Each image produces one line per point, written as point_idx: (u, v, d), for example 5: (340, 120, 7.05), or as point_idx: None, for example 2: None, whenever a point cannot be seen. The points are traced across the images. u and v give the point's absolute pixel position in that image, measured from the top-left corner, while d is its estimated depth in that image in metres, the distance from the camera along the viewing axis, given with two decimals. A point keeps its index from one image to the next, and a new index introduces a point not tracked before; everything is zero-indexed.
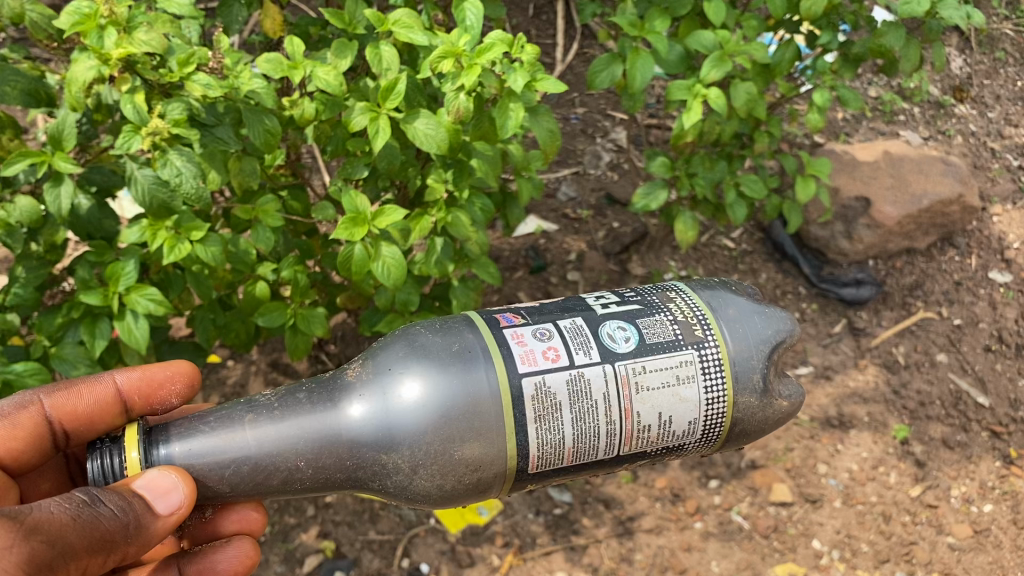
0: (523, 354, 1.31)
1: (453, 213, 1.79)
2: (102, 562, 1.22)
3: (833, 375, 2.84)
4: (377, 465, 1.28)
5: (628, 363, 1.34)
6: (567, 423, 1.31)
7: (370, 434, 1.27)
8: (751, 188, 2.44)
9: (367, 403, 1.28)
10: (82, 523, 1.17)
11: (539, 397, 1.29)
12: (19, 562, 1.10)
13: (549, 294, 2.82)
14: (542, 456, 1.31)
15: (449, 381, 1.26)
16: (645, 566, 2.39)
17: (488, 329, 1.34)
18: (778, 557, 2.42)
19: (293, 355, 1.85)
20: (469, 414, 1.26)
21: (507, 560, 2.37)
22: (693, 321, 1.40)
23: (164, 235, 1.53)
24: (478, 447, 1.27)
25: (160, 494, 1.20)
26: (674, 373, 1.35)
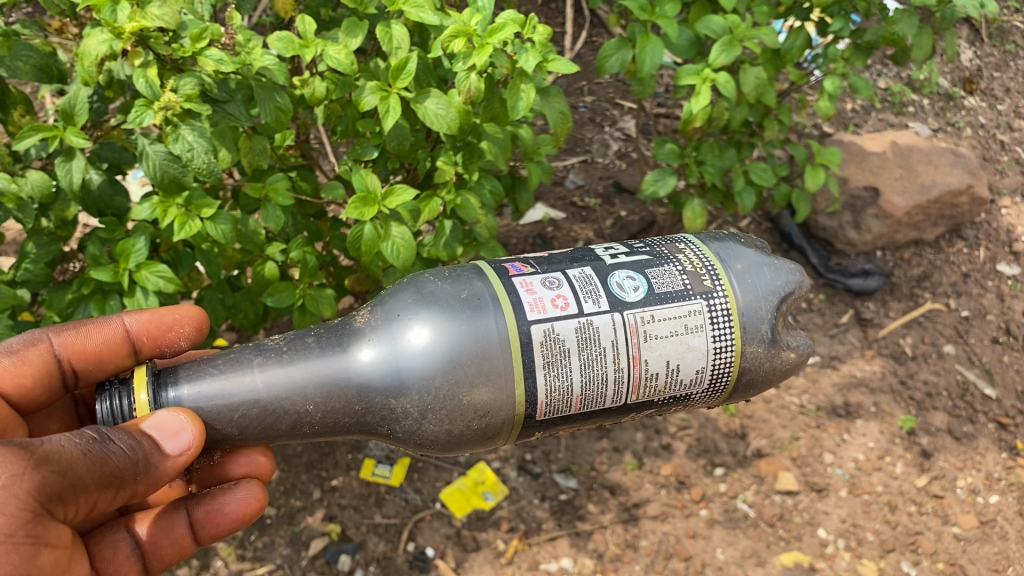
0: (532, 302, 1.36)
1: (462, 195, 1.79)
2: (114, 498, 1.28)
3: (840, 365, 2.83)
4: (387, 409, 1.34)
5: (637, 311, 1.39)
6: (576, 369, 1.36)
7: (380, 378, 1.33)
8: (760, 176, 2.43)
9: (376, 347, 1.34)
10: (92, 458, 1.22)
11: (548, 343, 1.34)
12: (30, 489, 1.18)
13: None
14: (550, 402, 1.36)
15: (458, 327, 1.32)
16: (650, 552, 2.38)
17: (496, 278, 1.39)
18: (783, 545, 2.42)
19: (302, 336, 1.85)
20: (477, 359, 1.31)
21: (512, 544, 2.37)
22: (702, 271, 1.45)
23: (174, 212, 1.53)
24: (486, 392, 1.32)
25: (168, 435, 1.25)
26: (682, 322, 1.40)
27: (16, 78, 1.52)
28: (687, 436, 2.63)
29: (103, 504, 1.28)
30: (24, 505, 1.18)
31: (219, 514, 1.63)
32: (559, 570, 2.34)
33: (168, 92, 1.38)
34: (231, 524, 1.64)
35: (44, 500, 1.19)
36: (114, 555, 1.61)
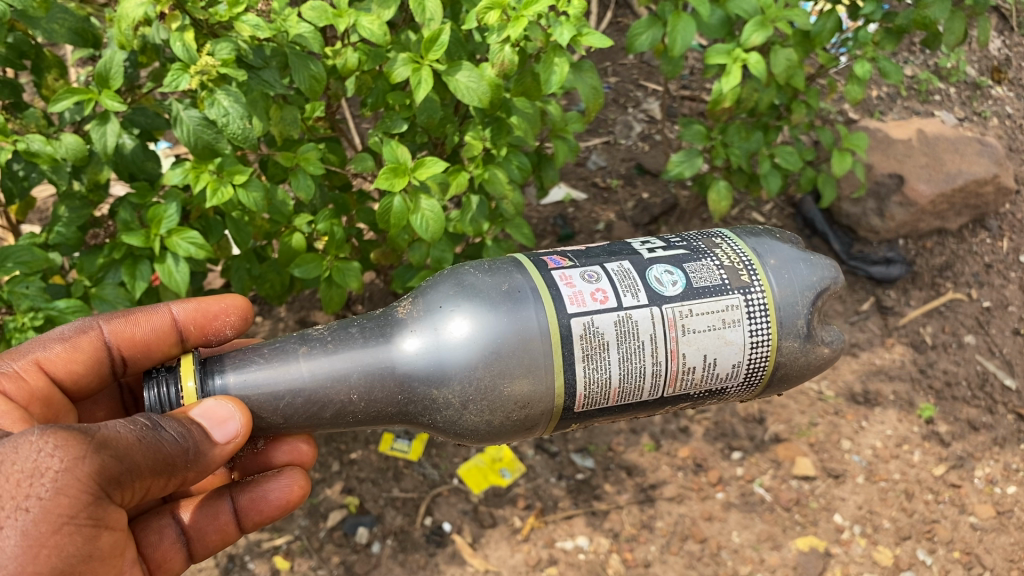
0: (572, 295, 1.37)
1: (490, 170, 1.78)
2: (167, 483, 1.28)
3: (860, 352, 2.83)
4: (429, 399, 1.35)
5: (675, 305, 1.39)
6: (614, 362, 1.37)
7: (422, 368, 1.34)
8: (787, 160, 2.41)
9: (419, 338, 1.35)
10: (147, 445, 1.22)
11: (587, 336, 1.35)
12: (91, 471, 1.18)
13: None
14: (588, 394, 1.37)
15: (499, 319, 1.33)
16: (666, 533, 2.39)
17: (536, 271, 1.40)
18: (799, 530, 2.42)
19: (327, 307, 1.85)
20: (519, 350, 1.32)
21: (528, 522, 2.38)
22: (740, 266, 1.45)
23: (206, 178, 1.54)
24: (527, 384, 1.33)
25: (218, 423, 1.26)
26: (720, 317, 1.40)
27: (53, 42, 1.54)
28: (705, 419, 2.63)
29: (156, 489, 1.27)
30: (86, 487, 1.17)
31: (263, 501, 1.64)
32: (575, 548, 2.35)
33: (205, 57, 1.38)
34: (274, 511, 1.66)
35: (103, 483, 1.19)
36: (160, 541, 1.60)
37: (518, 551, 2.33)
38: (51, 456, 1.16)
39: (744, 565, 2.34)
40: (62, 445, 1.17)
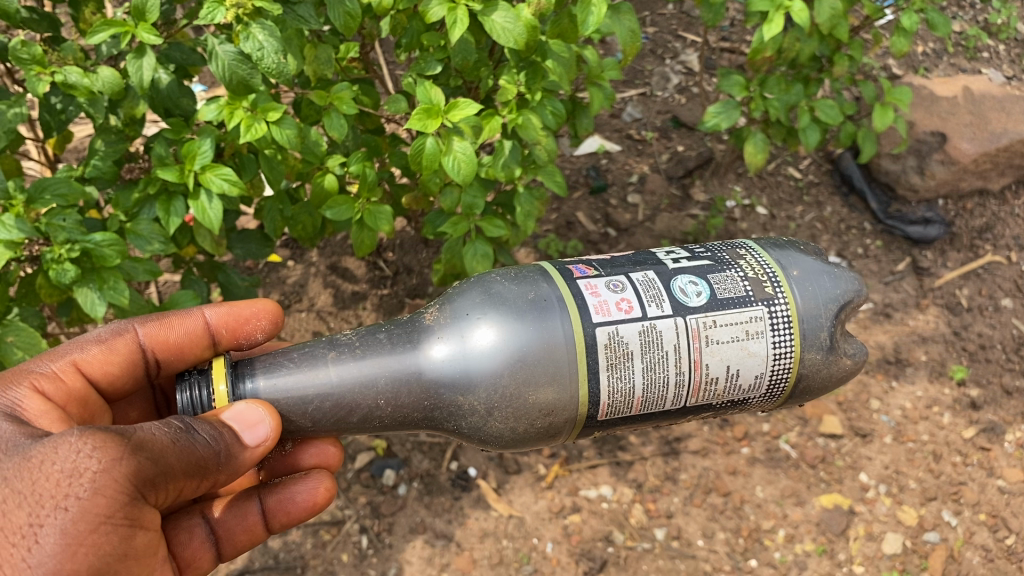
0: (597, 304, 1.38)
1: (524, 114, 1.75)
2: (196, 486, 1.28)
3: (893, 313, 2.79)
4: (454, 405, 1.36)
5: (699, 316, 1.40)
6: (638, 372, 1.37)
7: (449, 375, 1.35)
8: (827, 114, 2.36)
9: (446, 345, 1.35)
10: (180, 448, 1.23)
11: (612, 345, 1.36)
12: (129, 472, 1.18)
13: (607, 215, 2.81)
14: (612, 403, 1.38)
15: (525, 328, 1.33)
16: (689, 486, 2.40)
17: (562, 280, 1.41)
18: (824, 487, 2.42)
19: (359, 251, 1.85)
20: (544, 359, 1.33)
21: (553, 470, 2.40)
22: (764, 278, 1.45)
23: (240, 115, 1.55)
24: (552, 392, 1.34)
25: (247, 427, 1.28)
26: (743, 328, 1.41)
27: None
28: None
29: (186, 493, 1.28)
30: (122, 488, 1.18)
31: (289, 503, 1.66)
32: (598, 497, 2.37)
33: None
34: (302, 513, 1.67)
35: (140, 484, 1.19)
36: (190, 540, 1.61)
37: (542, 498, 2.36)
38: (89, 456, 1.17)
39: (767, 519, 2.35)
40: (101, 445, 1.17)
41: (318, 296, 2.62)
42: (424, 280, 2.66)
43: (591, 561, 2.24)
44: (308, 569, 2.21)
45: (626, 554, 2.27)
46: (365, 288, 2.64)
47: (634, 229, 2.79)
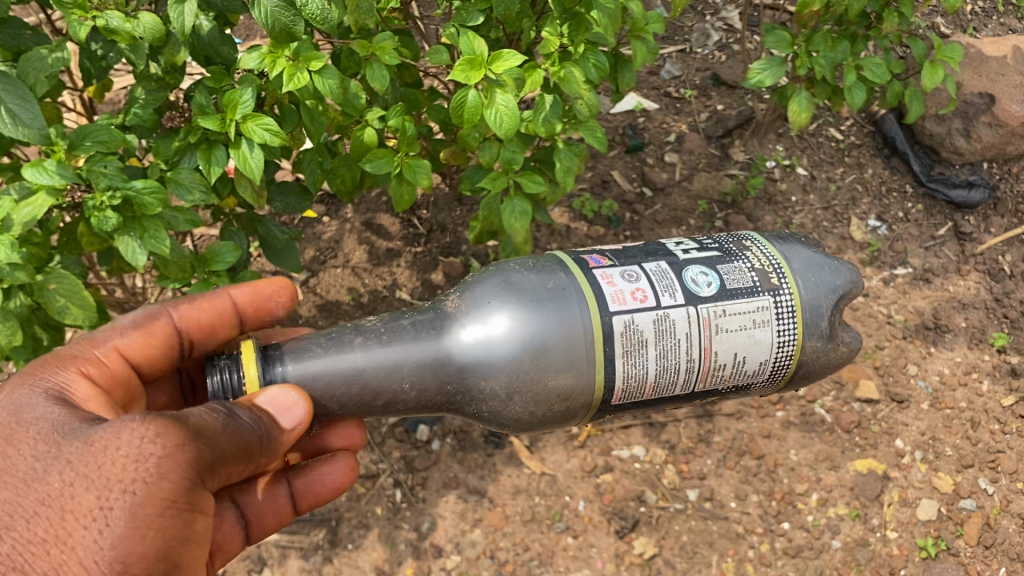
0: (613, 293, 1.44)
1: (566, 68, 1.71)
2: (241, 472, 1.31)
3: (933, 279, 2.74)
4: (475, 391, 1.40)
5: (710, 305, 1.46)
6: (651, 359, 1.44)
7: (471, 362, 1.39)
8: (874, 73, 2.30)
9: (468, 334, 1.40)
10: (229, 433, 1.27)
11: (627, 333, 1.42)
12: (189, 457, 1.21)
13: (643, 174, 2.79)
14: (625, 388, 1.45)
15: (545, 317, 1.39)
16: (723, 448, 2.39)
17: (578, 270, 1.46)
18: (858, 452, 2.41)
19: (398, 205, 1.83)
20: (563, 346, 1.39)
21: (585, 430, 2.40)
22: (770, 268, 1.52)
23: (282, 64, 1.53)
24: (569, 377, 1.40)
25: (282, 410, 1.32)
26: (751, 317, 1.47)
27: None
28: None
29: (234, 478, 1.31)
30: (186, 473, 1.21)
31: (318, 483, 1.71)
32: (631, 457, 2.37)
33: None
34: (329, 493, 1.73)
35: (199, 469, 1.23)
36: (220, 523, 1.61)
37: (574, 457, 2.35)
38: (154, 441, 1.20)
39: (800, 483, 2.34)
40: (163, 432, 1.21)
41: (353, 252, 2.62)
42: (458, 238, 2.64)
43: (623, 520, 2.25)
44: (343, 522, 2.23)
45: (658, 514, 2.27)
46: (399, 245, 2.64)
47: (671, 189, 2.77)
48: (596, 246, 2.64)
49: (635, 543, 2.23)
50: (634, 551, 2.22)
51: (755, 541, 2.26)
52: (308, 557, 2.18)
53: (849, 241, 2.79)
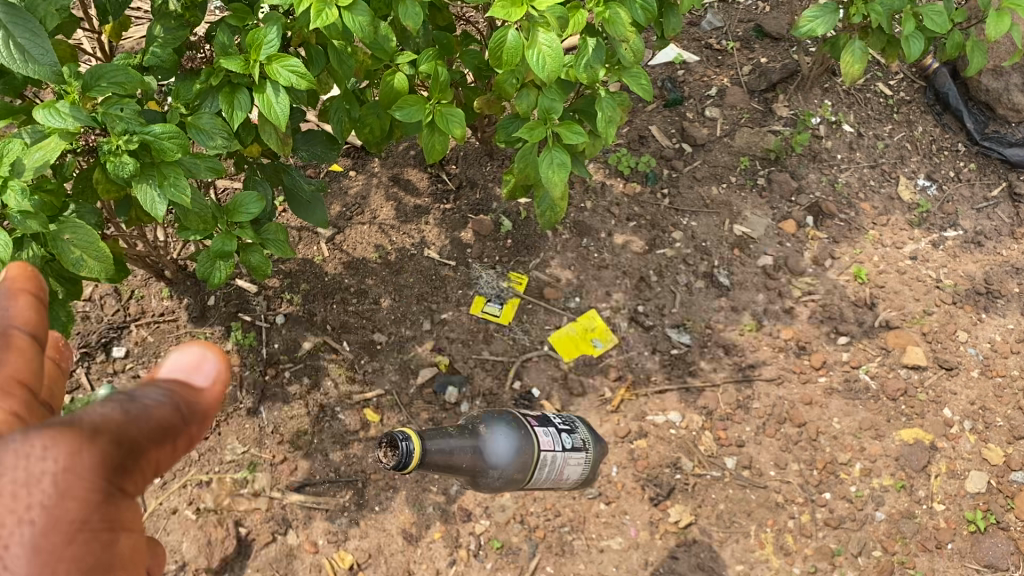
0: (539, 438, 1.87)
1: (612, 8, 1.59)
2: (152, 475, 0.82)
3: (984, 242, 2.64)
4: (485, 472, 1.82)
5: (575, 454, 1.94)
6: (540, 472, 1.87)
7: (493, 460, 1.83)
8: (934, 21, 2.15)
9: (492, 446, 1.84)
10: (134, 416, 0.78)
11: (543, 460, 1.86)
12: (98, 460, 0.73)
13: (683, 129, 2.74)
14: (522, 482, 1.88)
15: (533, 439, 1.87)
16: (762, 415, 2.30)
17: (525, 426, 1.88)
18: (904, 421, 2.30)
19: (430, 156, 1.72)
20: (532, 455, 1.86)
21: (619, 393, 2.32)
22: (589, 444, 2.01)
23: (310, 1, 1.42)
24: (524, 474, 1.88)
25: (192, 369, 0.89)
26: (585, 456, 1.98)
27: None
28: (812, 302, 2.49)
29: (143, 486, 0.81)
30: (92, 480, 0.73)
31: None
32: (666, 423, 2.29)
33: None
34: None
35: (111, 471, 0.75)
36: None
37: (607, 421, 2.28)
38: (42, 455, 0.70)
39: (843, 452, 2.25)
40: (52, 435, 0.71)
41: (380, 209, 2.55)
42: (488, 195, 2.59)
43: (658, 487, 2.18)
44: (369, 484, 2.14)
45: (694, 482, 2.20)
46: (428, 202, 2.58)
47: (711, 145, 2.72)
48: (632, 204, 2.60)
49: (671, 510, 2.15)
50: (669, 519, 2.14)
51: (795, 511, 2.17)
52: (334, 519, 2.09)
53: (897, 201, 2.68)
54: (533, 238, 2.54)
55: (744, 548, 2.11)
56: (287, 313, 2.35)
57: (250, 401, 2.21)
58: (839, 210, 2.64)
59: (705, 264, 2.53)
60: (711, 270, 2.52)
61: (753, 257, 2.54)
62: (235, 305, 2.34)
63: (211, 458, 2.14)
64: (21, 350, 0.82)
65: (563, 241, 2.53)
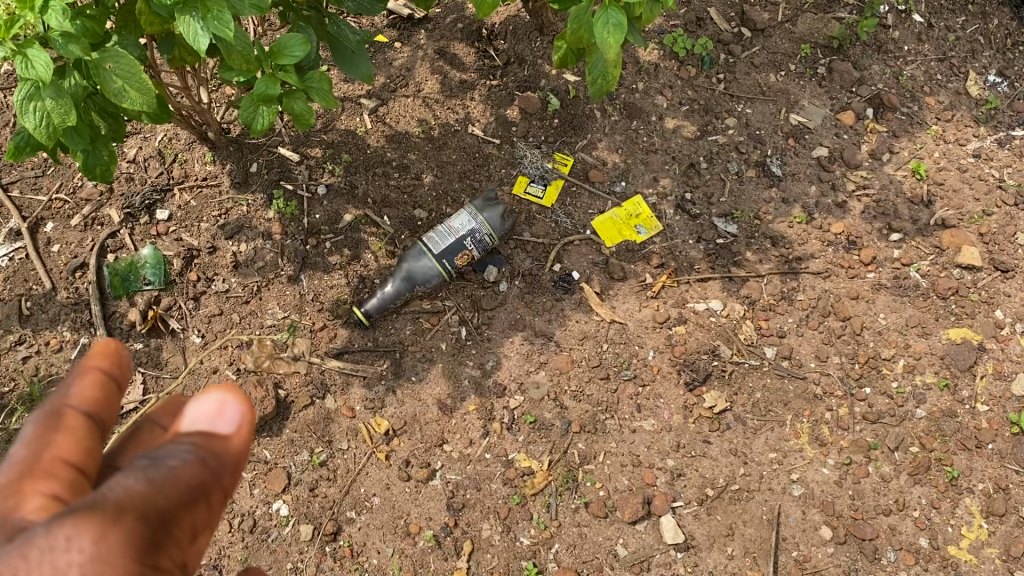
0: (428, 238, 2.17)
1: None
2: (193, 539, 0.81)
3: None
4: (421, 281, 2.17)
5: (452, 220, 2.19)
6: (440, 250, 2.15)
7: (421, 271, 2.16)
8: None
9: (411, 264, 2.16)
10: (159, 481, 0.77)
11: (432, 242, 2.16)
12: (127, 542, 0.71)
13: (743, 13, 2.66)
14: (443, 271, 2.17)
15: (445, 259, 2.16)
16: (806, 307, 2.25)
17: (423, 239, 2.18)
18: (953, 320, 2.23)
19: (481, 10, 1.67)
20: (446, 259, 2.16)
21: (660, 280, 2.28)
22: (469, 208, 2.24)
23: None
24: (449, 263, 2.16)
25: (216, 415, 0.91)
26: (469, 213, 2.20)
27: None
28: (865, 197, 2.41)
29: (186, 552, 0.80)
30: (125, 566, 0.70)
31: None
32: (706, 311, 2.24)
33: None
34: None
35: (143, 549, 0.72)
36: None
37: (647, 306, 2.24)
38: (67, 546, 0.68)
39: (886, 348, 2.19)
40: (75, 523, 0.69)
41: (425, 82, 2.52)
42: (537, 72, 2.53)
43: (694, 372, 2.14)
44: (407, 354, 2.16)
45: (732, 369, 2.16)
46: (474, 77, 2.54)
47: (772, 30, 2.64)
48: (685, 88, 2.54)
49: (706, 396, 2.12)
50: (704, 404, 2.11)
51: (833, 403, 2.12)
52: (371, 387, 2.11)
53: (963, 97, 2.59)
54: (581, 119, 2.48)
55: (779, 436, 2.08)
56: (328, 184, 2.33)
57: (291, 268, 2.22)
58: (901, 103, 2.55)
59: (757, 152, 2.46)
60: (763, 159, 2.45)
61: (808, 148, 2.47)
62: (277, 172, 2.33)
63: (251, 321, 2.16)
64: (72, 428, 0.87)
65: (613, 122, 2.48)
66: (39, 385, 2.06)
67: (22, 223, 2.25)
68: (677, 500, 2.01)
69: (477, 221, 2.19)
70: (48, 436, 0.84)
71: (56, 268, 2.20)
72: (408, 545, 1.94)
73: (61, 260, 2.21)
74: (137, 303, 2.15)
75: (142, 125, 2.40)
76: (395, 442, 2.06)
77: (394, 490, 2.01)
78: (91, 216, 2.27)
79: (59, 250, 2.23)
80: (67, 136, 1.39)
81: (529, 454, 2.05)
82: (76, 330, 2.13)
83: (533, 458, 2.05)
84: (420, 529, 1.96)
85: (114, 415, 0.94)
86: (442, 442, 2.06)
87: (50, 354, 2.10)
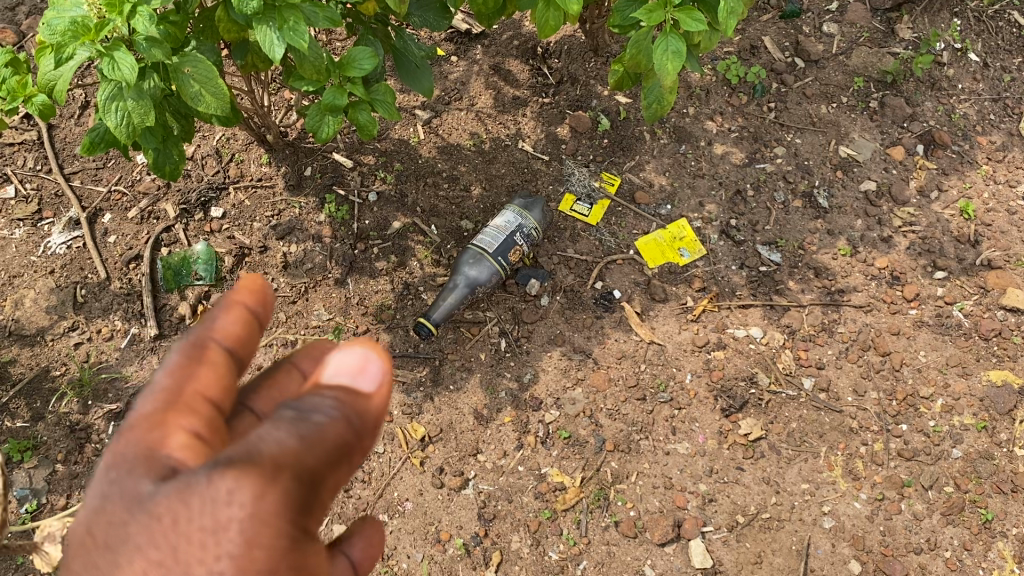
0: (478, 241, 2.18)
1: None
2: (335, 491, 0.88)
3: None
4: (482, 280, 2.17)
5: (499, 221, 2.22)
6: (495, 248, 2.17)
7: (480, 270, 2.16)
8: None
9: (469, 266, 2.17)
10: (311, 439, 0.82)
11: (483, 244, 2.17)
12: (279, 500, 0.77)
13: (797, 44, 2.68)
14: (502, 267, 2.18)
15: (500, 253, 2.17)
16: (846, 340, 2.25)
17: (473, 245, 2.19)
18: (994, 362, 2.21)
19: (544, 32, 1.70)
20: (502, 253, 2.17)
21: (701, 304, 2.29)
22: (509, 208, 2.27)
23: None
24: (505, 256, 2.18)
25: (359, 372, 0.95)
26: (510, 213, 2.24)
27: None
28: (911, 233, 2.40)
29: (329, 503, 0.88)
30: (279, 525, 0.78)
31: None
32: (746, 338, 2.25)
33: None
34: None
35: (295, 510, 0.79)
36: None
37: (686, 330, 2.25)
38: (228, 500, 0.75)
39: (925, 386, 2.18)
40: (236, 478, 0.75)
41: (479, 97, 2.56)
42: (588, 93, 2.57)
43: (730, 399, 2.15)
44: (447, 363, 2.19)
45: (769, 398, 2.16)
46: (527, 94, 2.57)
47: (825, 62, 2.66)
48: (736, 115, 2.56)
49: (741, 423, 2.13)
50: (739, 431, 2.12)
51: (869, 438, 2.12)
52: (409, 393, 2.15)
53: (1016, 138, 2.57)
54: (630, 140, 2.51)
55: (813, 468, 2.08)
56: (379, 191, 2.38)
57: (338, 272, 2.26)
58: (952, 141, 2.55)
59: (805, 183, 2.47)
60: (810, 189, 2.46)
61: (856, 181, 2.48)
62: (329, 177, 2.38)
63: (297, 321, 2.20)
64: (213, 367, 0.95)
65: (661, 145, 2.51)
66: (89, 371, 2.10)
67: (80, 213, 2.32)
68: (707, 525, 2.01)
69: (517, 217, 2.23)
70: (193, 374, 0.93)
71: (111, 259, 2.26)
72: (437, 551, 1.97)
73: (116, 251, 2.27)
74: (187, 297, 2.21)
75: (201, 124, 2.46)
76: (430, 449, 2.09)
77: (427, 496, 2.03)
78: (148, 210, 2.33)
79: (115, 242, 2.29)
80: (142, 135, 1.46)
81: (562, 469, 2.07)
82: (127, 320, 2.18)
83: (565, 474, 2.06)
84: (451, 536, 1.99)
85: (253, 348, 1.03)
86: (476, 451, 2.09)
87: (100, 341, 2.15)
